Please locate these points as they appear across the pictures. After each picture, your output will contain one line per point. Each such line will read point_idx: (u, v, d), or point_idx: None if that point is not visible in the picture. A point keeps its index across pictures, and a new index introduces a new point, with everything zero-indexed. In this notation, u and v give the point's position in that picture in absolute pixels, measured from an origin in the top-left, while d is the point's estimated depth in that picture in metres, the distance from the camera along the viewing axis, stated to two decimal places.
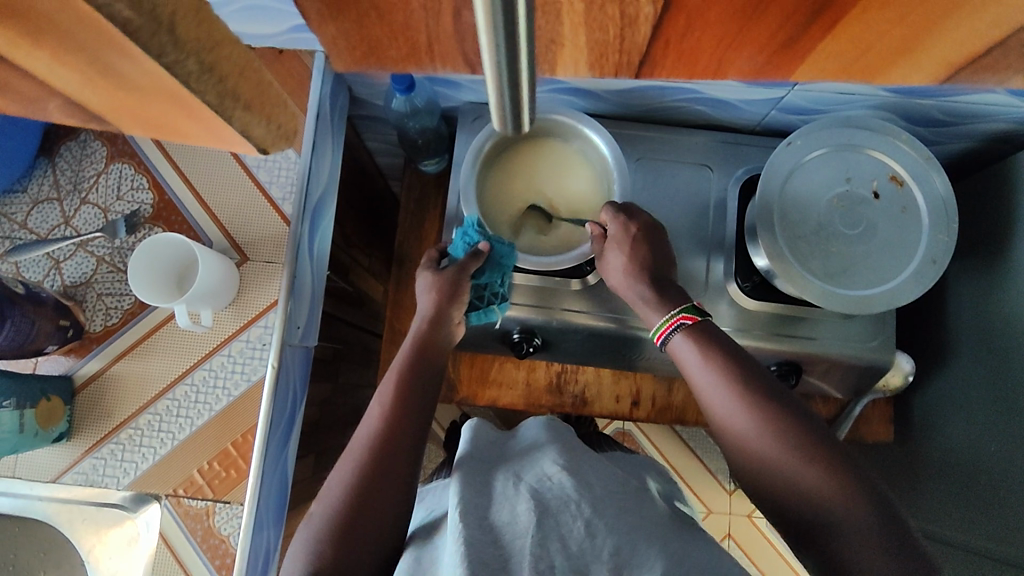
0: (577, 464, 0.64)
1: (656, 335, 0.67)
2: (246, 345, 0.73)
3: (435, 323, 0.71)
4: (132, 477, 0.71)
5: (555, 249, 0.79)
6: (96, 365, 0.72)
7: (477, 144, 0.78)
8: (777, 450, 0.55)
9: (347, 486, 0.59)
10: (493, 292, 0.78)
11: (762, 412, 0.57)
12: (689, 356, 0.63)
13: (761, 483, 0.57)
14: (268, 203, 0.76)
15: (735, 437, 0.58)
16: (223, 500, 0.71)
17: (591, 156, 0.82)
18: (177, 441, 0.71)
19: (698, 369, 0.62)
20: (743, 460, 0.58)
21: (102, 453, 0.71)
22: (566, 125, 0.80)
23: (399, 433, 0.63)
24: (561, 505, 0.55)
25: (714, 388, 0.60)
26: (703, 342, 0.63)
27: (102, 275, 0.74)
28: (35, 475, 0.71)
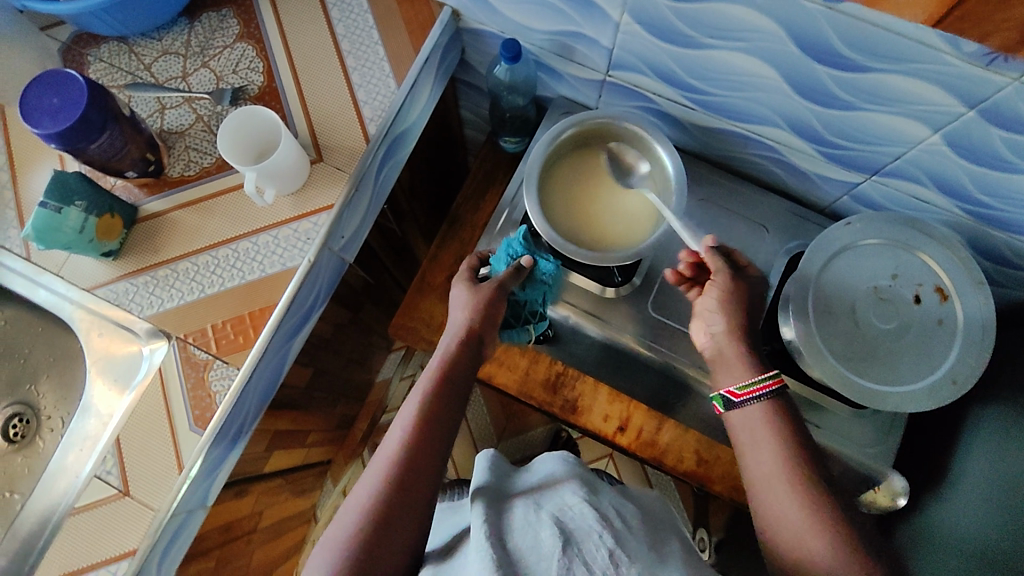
0: (602, 498, 0.60)
1: (738, 390, 0.68)
2: (293, 234, 0.79)
3: (474, 344, 0.71)
4: (155, 311, 0.77)
5: (619, 241, 0.81)
6: (160, 205, 0.80)
7: (556, 130, 0.82)
8: (798, 517, 0.60)
9: (377, 500, 0.59)
10: (532, 309, 0.82)
11: (800, 491, 0.61)
12: (753, 418, 0.67)
13: (782, 543, 0.60)
14: (357, 117, 0.83)
15: (762, 499, 0.63)
16: (223, 359, 0.75)
17: (661, 181, 0.83)
18: (204, 294, 0.77)
19: (757, 429, 0.66)
20: (769, 520, 0.62)
21: (138, 282, 0.77)
22: (643, 138, 0.83)
23: (432, 453, 0.63)
24: (586, 533, 0.53)
25: (765, 456, 0.64)
26: (773, 412, 0.66)
27: (195, 131, 0.82)
28: (75, 279, 0.78)
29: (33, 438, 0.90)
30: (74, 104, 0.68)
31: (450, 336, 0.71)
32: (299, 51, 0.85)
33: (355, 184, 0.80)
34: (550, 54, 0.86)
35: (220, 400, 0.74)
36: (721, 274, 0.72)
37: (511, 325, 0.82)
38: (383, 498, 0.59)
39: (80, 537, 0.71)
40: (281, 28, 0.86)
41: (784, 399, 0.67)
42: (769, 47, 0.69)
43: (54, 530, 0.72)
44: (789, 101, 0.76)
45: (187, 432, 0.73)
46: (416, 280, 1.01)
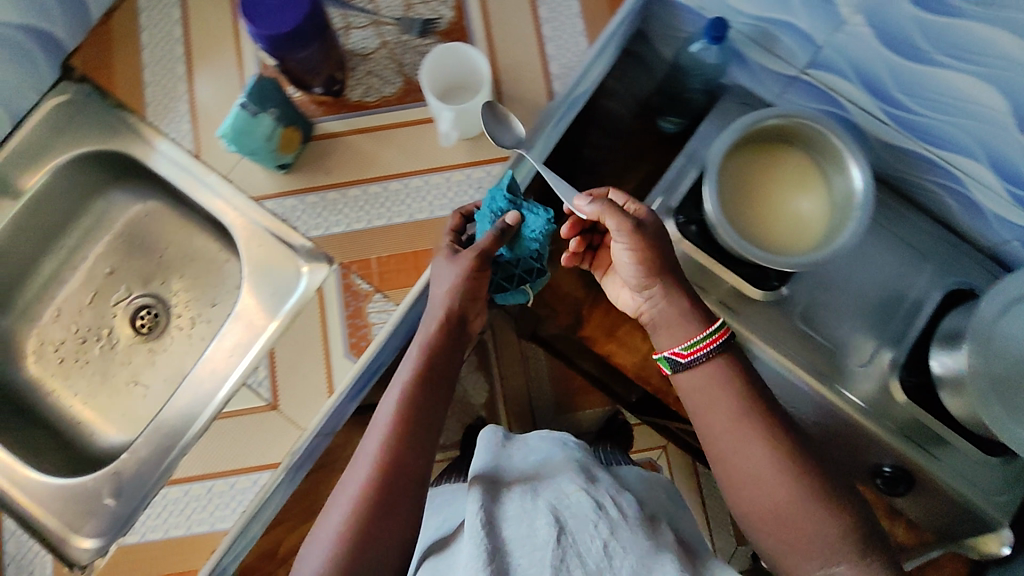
0: (601, 487, 0.61)
1: (685, 351, 0.64)
2: (466, 180, 0.77)
3: (453, 323, 0.66)
4: (320, 233, 0.76)
5: (780, 247, 0.78)
6: (337, 127, 0.78)
7: (761, 115, 0.77)
8: (766, 470, 0.58)
9: (358, 505, 0.55)
10: (527, 268, 0.74)
11: (770, 448, 0.58)
12: (716, 381, 0.62)
13: (755, 506, 0.59)
14: (543, 72, 0.80)
15: (724, 461, 0.61)
16: (383, 294, 0.74)
17: (841, 204, 0.77)
18: (370, 225, 0.76)
19: (706, 391, 0.62)
20: (734, 488, 0.60)
21: (306, 201, 0.77)
22: (839, 153, 0.76)
23: (417, 448, 0.59)
24: (581, 524, 0.54)
25: (726, 415, 0.61)
26: (733, 375, 0.62)
27: (379, 56, 0.80)
28: (245, 187, 0.78)
29: (164, 333, 0.89)
30: (290, 7, 0.64)
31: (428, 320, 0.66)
32: None
33: (543, 139, 0.77)
34: (749, 43, 0.81)
35: (376, 331, 0.73)
36: (614, 220, 0.64)
37: (503, 287, 0.75)
38: (372, 492, 0.55)
39: (228, 441, 0.72)
40: None
41: (729, 357, 0.63)
42: (1013, 76, 0.64)
43: (200, 431, 0.74)
44: (1007, 141, 0.70)
45: (340, 358, 0.73)
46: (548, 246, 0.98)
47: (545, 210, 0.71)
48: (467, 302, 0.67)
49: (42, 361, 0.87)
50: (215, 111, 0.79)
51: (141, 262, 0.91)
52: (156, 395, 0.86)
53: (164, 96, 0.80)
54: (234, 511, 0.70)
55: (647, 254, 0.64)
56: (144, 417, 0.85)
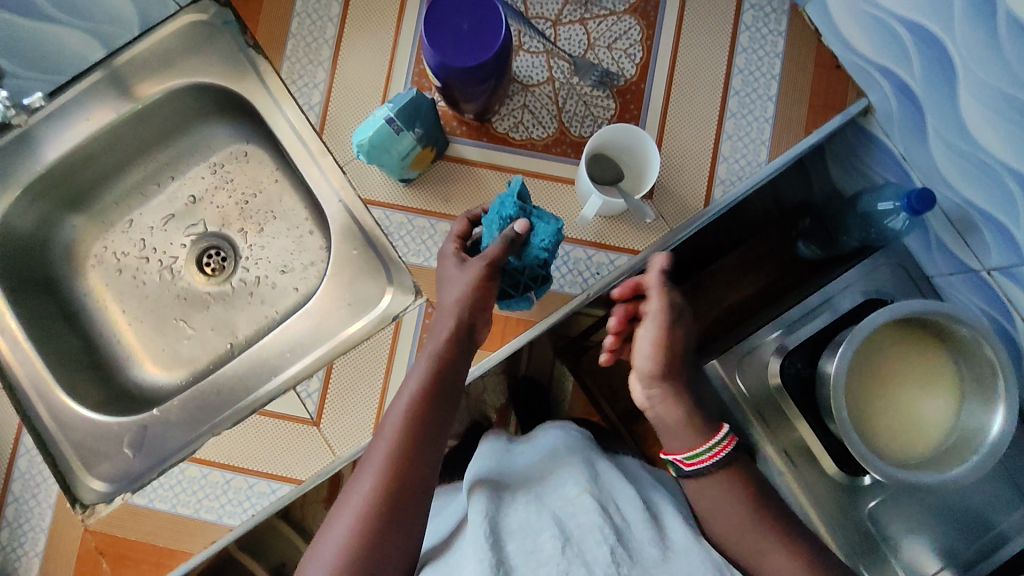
0: (605, 492, 0.60)
1: (688, 459, 0.61)
2: (584, 261, 0.68)
3: (462, 342, 0.59)
4: (416, 261, 0.70)
5: (879, 445, 0.68)
6: (471, 154, 0.71)
7: (930, 307, 0.65)
8: (780, 563, 0.57)
9: (350, 540, 0.50)
10: (533, 274, 0.62)
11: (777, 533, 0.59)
12: (710, 486, 0.61)
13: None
14: (709, 171, 0.70)
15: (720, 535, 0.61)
16: None
17: (967, 439, 0.67)
18: None
19: (705, 483, 0.61)
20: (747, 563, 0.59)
21: (416, 222, 0.70)
22: (993, 386, 0.66)
23: (414, 474, 0.53)
24: (585, 533, 0.54)
25: (727, 521, 0.60)
26: (733, 477, 0.61)
27: (540, 92, 0.72)
28: (359, 184, 0.72)
29: (225, 280, 0.86)
30: (484, 39, 0.57)
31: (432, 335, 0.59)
32: (687, 65, 0.72)
33: (671, 243, 0.67)
34: (940, 215, 0.71)
35: None
36: (656, 302, 0.63)
37: (508, 296, 0.64)
38: (371, 525, 0.50)
39: (257, 442, 0.68)
40: (679, 26, 0.72)
41: (737, 466, 0.61)
42: None
43: (237, 418, 0.71)
44: None
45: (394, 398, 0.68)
46: None
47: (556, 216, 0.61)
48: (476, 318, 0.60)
49: (103, 269, 0.85)
50: (352, 92, 0.73)
51: (225, 201, 0.87)
52: (198, 343, 0.83)
53: (306, 55, 0.74)
54: (245, 511, 0.67)
55: (670, 347, 0.63)
56: (182, 362, 0.82)
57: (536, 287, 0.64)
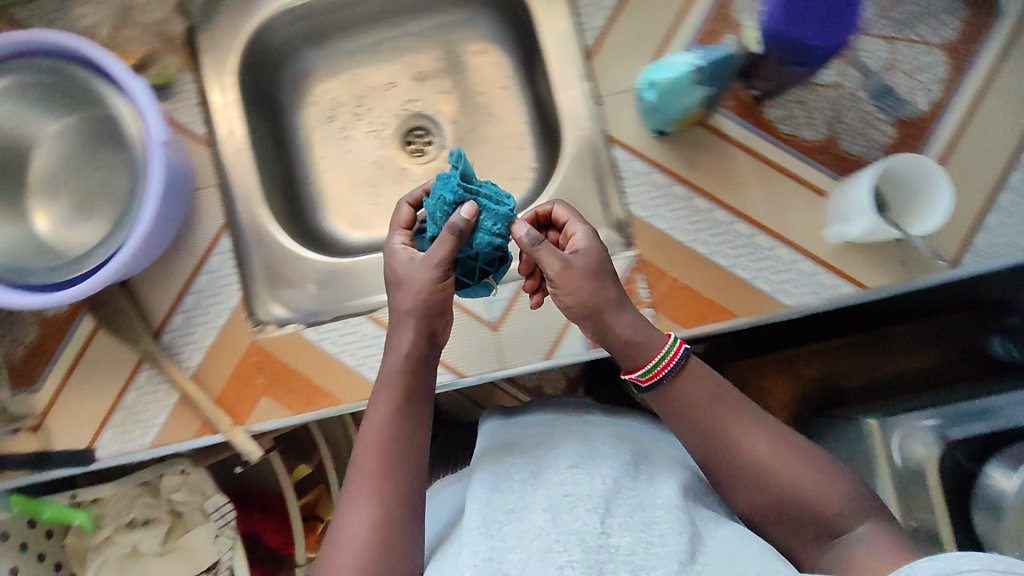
0: (597, 457, 0.57)
1: (643, 376, 0.56)
2: (806, 275, 0.67)
3: (418, 356, 0.57)
4: (641, 212, 0.69)
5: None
6: (733, 130, 0.69)
7: None
8: (762, 446, 0.55)
9: (359, 559, 0.52)
10: (488, 258, 0.62)
11: (752, 433, 0.55)
12: (684, 404, 0.56)
13: (752, 501, 0.55)
14: (967, 234, 0.66)
15: (709, 467, 0.56)
16: (652, 311, 0.68)
17: None
18: (689, 243, 0.68)
19: (690, 409, 0.56)
20: (732, 486, 0.56)
21: (653, 176, 0.69)
22: None
23: (394, 504, 0.54)
24: (575, 503, 0.51)
25: (700, 399, 0.56)
26: (702, 398, 0.56)
27: (822, 95, 0.69)
28: (610, 118, 0.70)
29: (429, 161, 0.86)
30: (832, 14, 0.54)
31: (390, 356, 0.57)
32: (984, 120, 0.67)
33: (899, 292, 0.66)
34: None
35: None
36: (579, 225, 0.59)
37: (466, 283, 0.64)
38: (374, 510, 0.54)
39: None
40: (990, 77, 0.68)
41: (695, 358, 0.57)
42: None
43: None
44: None
45: (577, 335, 0.69)
46: (784, 356, 0.90)
47: (501, 197, 0.63)
48: (429, 292, 0.56)
49: (318, 109, 0.86)
50: (634, 26, 0.71)
51: (450, 87, 0.87)
52: (382, 211, 0.85)
53: None
54: None
55: (584, 275, 0.55)
56: (361, 223, 0.84)
57: (492, 270, 0.64)
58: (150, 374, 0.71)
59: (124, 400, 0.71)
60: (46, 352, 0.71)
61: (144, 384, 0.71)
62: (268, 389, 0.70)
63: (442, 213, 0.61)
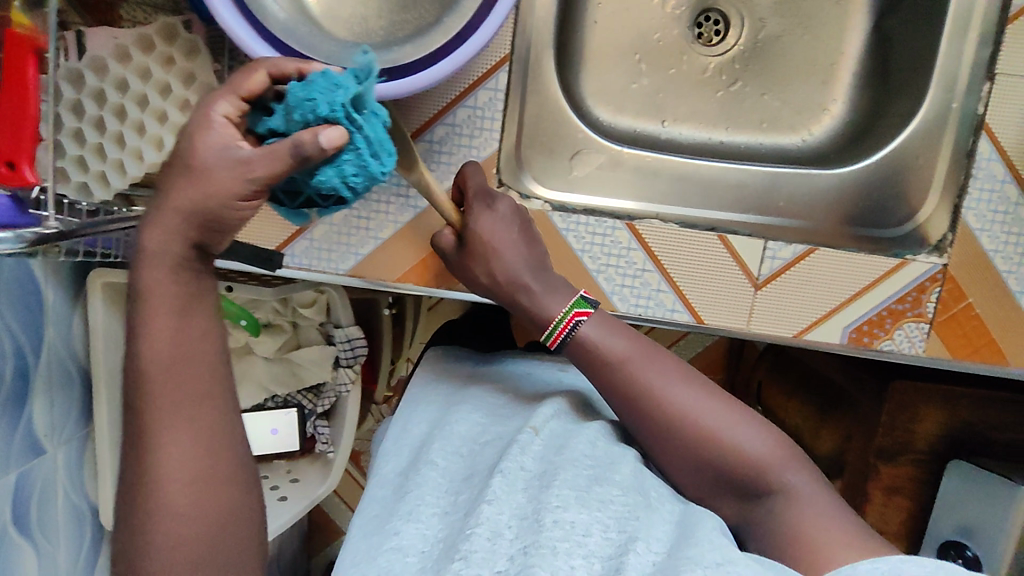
0: (565, 432, 0.52)
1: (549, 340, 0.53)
2: None
3: (185, 263, 0.39)
4: (971, 223, 0.60)
5: None
6: None
7: None
8: (694, 397, 0.50)
9: (179, 509, 0.38)
10: (324, 196, 0.42)
11: (692, 385, 0.51)
12: (597, 348, 0.52)
13: (679, 466, 0.49)
14: None
15: (728, 430, 0.48)
16: (927, 328, 0.61)
17: None
18: (1003, 274, 0.60)
19: (623, 359, 0.51)
20: (695, 445, 0.48)
21: (1006, 188, 0.59)
22: None
23: (210, 428, 0.40)
24: (507, 478, 0.46)
25: (617, 343, 0.52)
26: (606, 342, 0.52)
27: None
28: (993, 105, 0.58)
29: (721, 54, 0.71)
30: None
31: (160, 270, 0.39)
32: None
33: None
34: None
35: (884, 346, 0.62)
36: (479, 202, 0.57)
37: (278, 199, 0.44)
38: (184, 453, 0.39)
39: (698, 260, 0.61)
40: None
41: (595, 316, 0.53)
42: None
43: (691, 222, 0.63)
44: None
45: (840, 325, 0.62)
46: (956, 393, 0.84)
47: (381, 118, 0.41)
48: (225, 209, 0.38)
49: None
50: None
51: None
52: (641, 95, 0.71)
53: None
54: (635, 305, 0.62)
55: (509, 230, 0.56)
56: (611, 99, 0.71)
57: (322, 204, 0.44)
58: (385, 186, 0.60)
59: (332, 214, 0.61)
60: None
61: (359, 206, 0.61)
62: None
63: (304, 120, 0.39)
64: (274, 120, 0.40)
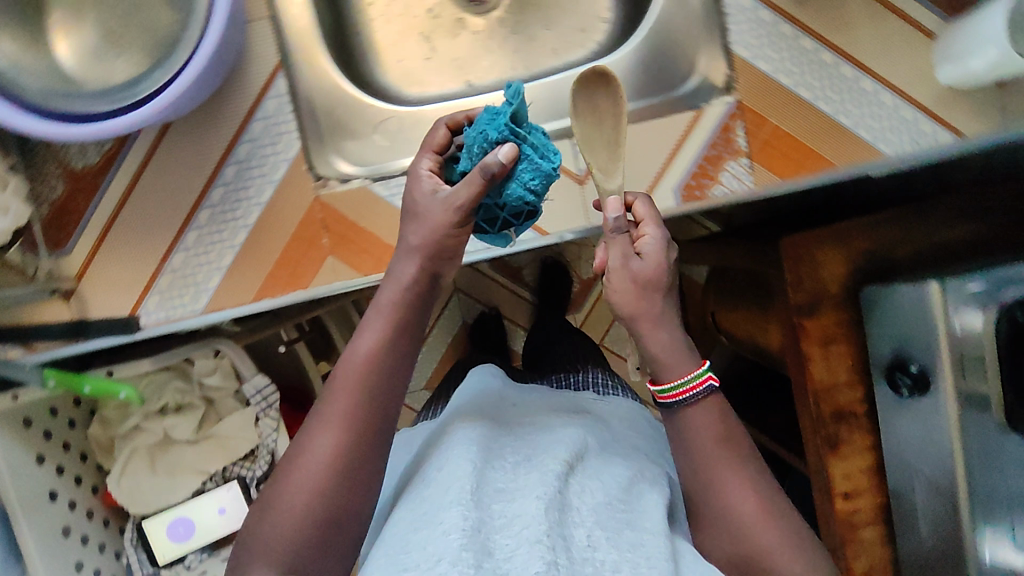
0: (607, 476, 0.53)
1: (662, 394, 0.51)
2: (907, 122, 0.63)
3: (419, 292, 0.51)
4: (744, 56, 0.64)
5: None
6: None
7: None
8: (771, 520, 0.48)
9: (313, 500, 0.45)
10: (515, 211, 0.53)
11: (773, 512, 0.49)
12: (691, 429, 0.51)
13: (726, 550, 0.50)
14: None
15: (793, 551, 0.47)
16: (749, 162, 0.64)
17: None
18: (793, 90, 0.64)
19: (710, 440, 0.50)
20: (757, 546, 0.48)
21: (759, 14, 0.64)
22: None
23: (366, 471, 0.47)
24: (558, 507, 0.47)
25: (703, 428, 0.51)
26: (706, 420, 0.51)
27: None
28: None
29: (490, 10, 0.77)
30: None
31: (390, 285, 0.50)
32: None
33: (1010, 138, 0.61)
34: None
35: (717, 192, 0.65)
36: (655, 229, 0.53)
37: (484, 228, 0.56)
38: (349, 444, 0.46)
39: None
40: None
41: (719, 394, 0.52)
42: None
43: None
44: None
45: (667, 189, 0.66)
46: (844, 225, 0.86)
47: (548, 149, 0.52)
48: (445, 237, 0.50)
49: None
50: None
51: None
52: (442, 66, 0.76)
53: None
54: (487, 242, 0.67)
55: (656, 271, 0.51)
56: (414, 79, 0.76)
57: (516, 225, 0.55)
58: (266, 124, 0.63)
59: (171, 262, 0.63)
60: (75, 210, 0.62)
61: (192, 245, 0.63)
62: (328, 245, 0.63)
63: (481, 148, 0.51)
64: (463, 164, 0.53)
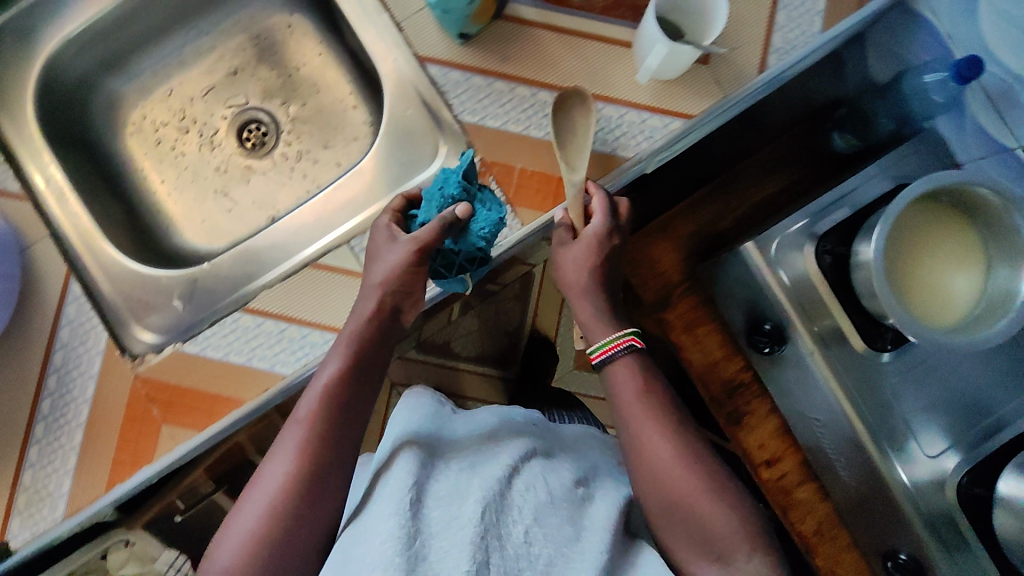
0: (552, 473, 0.56)
1: (597, 352, 0.63)
2: (636, 124, 0.69)
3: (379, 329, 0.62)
4: (473, 119, 0.69)
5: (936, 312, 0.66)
6: (532, 16, 0.70)
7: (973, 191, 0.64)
8: (685, 466, 0.57)
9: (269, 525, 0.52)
10: (469, 256, 0.63)
11: (686, 456, 0.58)
12: (626, 385, 0.62)
13: (653, 497, 0.57)
14: (763, 43, 0.70)
15: (699, 497, 0.56)
16: (511, 208, 0.69)
17: (994, 308, 0.65)
18: (528, 132, 0.69)
19: (633, 396, 0.61)
20: (667, 488, 0.57)
21: (473, 81, 0.69)
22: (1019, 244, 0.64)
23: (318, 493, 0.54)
24: (500, 505, 0.49)
25: (630, 387, 0.61)
26: (644, 379, 0.62)
27: None
28: (416, 43, 0.70)
29: (266, 154, 0.83)
30: None
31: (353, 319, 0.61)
32: None
33: (727, 108, 0.68)
34: None
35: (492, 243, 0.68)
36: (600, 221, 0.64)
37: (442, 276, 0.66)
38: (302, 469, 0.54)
39: (312, 295, 0.68)
40: None
41: (641, 354, 0.64)
42: None
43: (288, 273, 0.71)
44: None
45: None
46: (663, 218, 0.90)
47: (497, 206, 0.64)
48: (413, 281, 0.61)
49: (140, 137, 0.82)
50: None
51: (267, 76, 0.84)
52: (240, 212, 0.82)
53: None
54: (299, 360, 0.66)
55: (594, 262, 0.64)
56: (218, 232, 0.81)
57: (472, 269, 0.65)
58: (72, 325, 0.68)
59: (22, 482, 0.66)
60: None
61: (38, 460, 0.66)
62: (161, 415, 0.67)
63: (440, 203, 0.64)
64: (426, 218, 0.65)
